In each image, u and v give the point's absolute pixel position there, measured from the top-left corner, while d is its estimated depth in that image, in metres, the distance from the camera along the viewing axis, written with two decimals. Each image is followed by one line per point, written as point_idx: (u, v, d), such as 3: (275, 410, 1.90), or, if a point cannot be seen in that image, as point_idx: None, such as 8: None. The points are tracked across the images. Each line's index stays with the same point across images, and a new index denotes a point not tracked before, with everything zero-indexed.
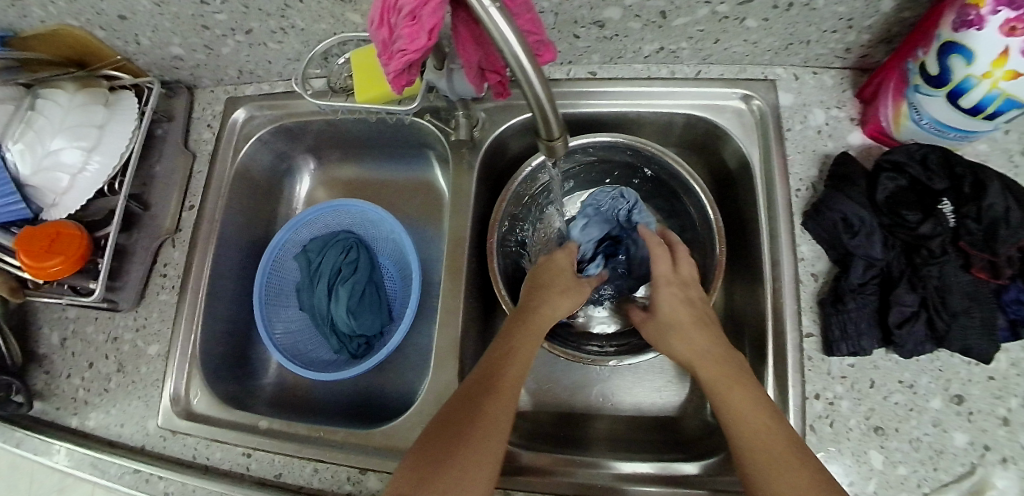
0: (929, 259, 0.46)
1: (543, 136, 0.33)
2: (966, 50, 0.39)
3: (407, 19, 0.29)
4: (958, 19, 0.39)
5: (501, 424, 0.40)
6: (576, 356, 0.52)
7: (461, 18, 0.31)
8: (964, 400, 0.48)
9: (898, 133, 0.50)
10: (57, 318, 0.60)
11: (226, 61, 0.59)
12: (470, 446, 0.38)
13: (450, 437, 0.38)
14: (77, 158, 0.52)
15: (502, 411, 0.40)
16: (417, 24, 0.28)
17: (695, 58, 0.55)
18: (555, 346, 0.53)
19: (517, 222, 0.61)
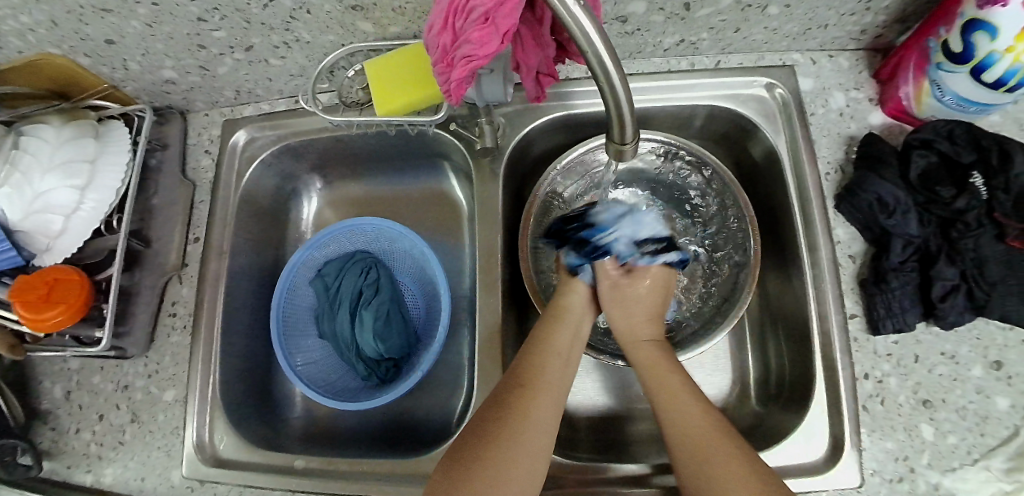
0: (965, 231, 0.46)
1: (616, 142, 0.32)
2: (990, 27, 0.39)
3: (479, 21, 0.28)
4: None
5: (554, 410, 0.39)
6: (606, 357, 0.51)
7: (525, 17, 0.32)
8: (1003, 365, 0.48)
9: (920, 111, 0.50)
10: (59, 370, 0.56)
11: (222, 82, 0.56)
12: (526, 429, 0.37)
13: (508, 417, 0.37)
14: (70, 198, 0.48)
15: (557, 382, 0.41)
16: (489, 26, 0.28)
17: (714, 49, 0.55)
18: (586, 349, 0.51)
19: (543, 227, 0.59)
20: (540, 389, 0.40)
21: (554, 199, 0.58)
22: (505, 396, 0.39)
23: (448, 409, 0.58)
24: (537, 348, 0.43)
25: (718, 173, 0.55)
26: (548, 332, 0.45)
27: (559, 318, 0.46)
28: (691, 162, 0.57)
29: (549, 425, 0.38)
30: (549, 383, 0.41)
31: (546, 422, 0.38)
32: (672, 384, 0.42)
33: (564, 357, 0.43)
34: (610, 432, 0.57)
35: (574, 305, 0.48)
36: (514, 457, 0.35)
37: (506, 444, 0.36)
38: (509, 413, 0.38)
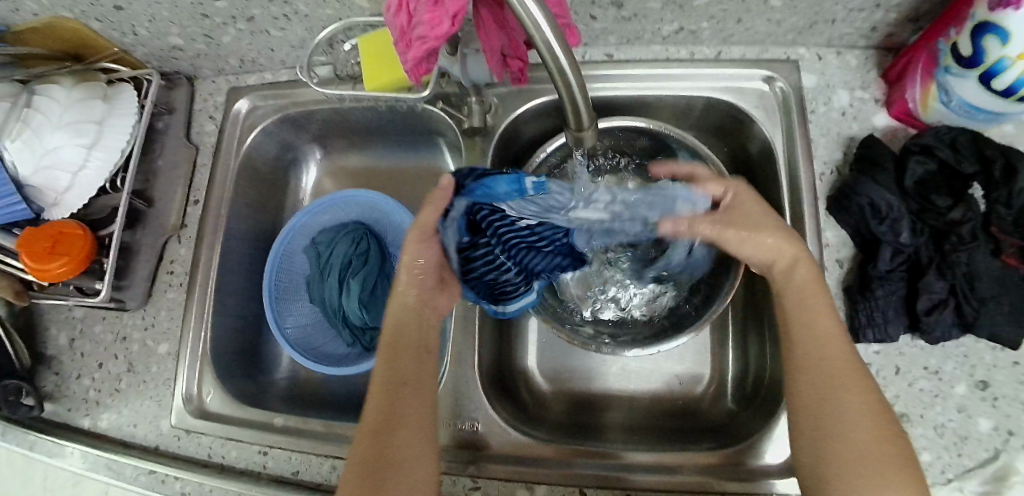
0: (958, 244, 0.44)
1: (571, 126, 0.33)
2: (1002, 31, 0.37)
3: (429, 5, 0.30)
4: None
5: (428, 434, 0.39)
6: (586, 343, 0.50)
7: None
8: (989, 385, 0.47)
9: (926, 115, 0.49)
10: (65, 318, 0.59)
11: (227, 50, 0.57)
12: (403, 447, 0.37)
13: (384, 459, 0.36)
14: (78, 155, 0.50)
15: (420, 408, 0.39)
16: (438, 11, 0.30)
17: (716, 39, 0.54)
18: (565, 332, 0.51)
19: None
20: (404, 424, 0.38)
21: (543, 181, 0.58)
22: (374, 446, 0.37)
23: None
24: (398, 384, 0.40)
25: (709, 165, 0.54)
26: (391, 366, 0.41)
27: (394, 345, 0.42)
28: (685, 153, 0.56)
29: (426, 449, 0.38)
30: (412, 411, 0.39)
31: (425, 456, 0.37)
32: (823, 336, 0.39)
33: (415, 383, 0.40)
34: (588, 416, 0.58)
35: (407, 321, 0.43)
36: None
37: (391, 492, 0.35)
38: (376, 468, 0.36)
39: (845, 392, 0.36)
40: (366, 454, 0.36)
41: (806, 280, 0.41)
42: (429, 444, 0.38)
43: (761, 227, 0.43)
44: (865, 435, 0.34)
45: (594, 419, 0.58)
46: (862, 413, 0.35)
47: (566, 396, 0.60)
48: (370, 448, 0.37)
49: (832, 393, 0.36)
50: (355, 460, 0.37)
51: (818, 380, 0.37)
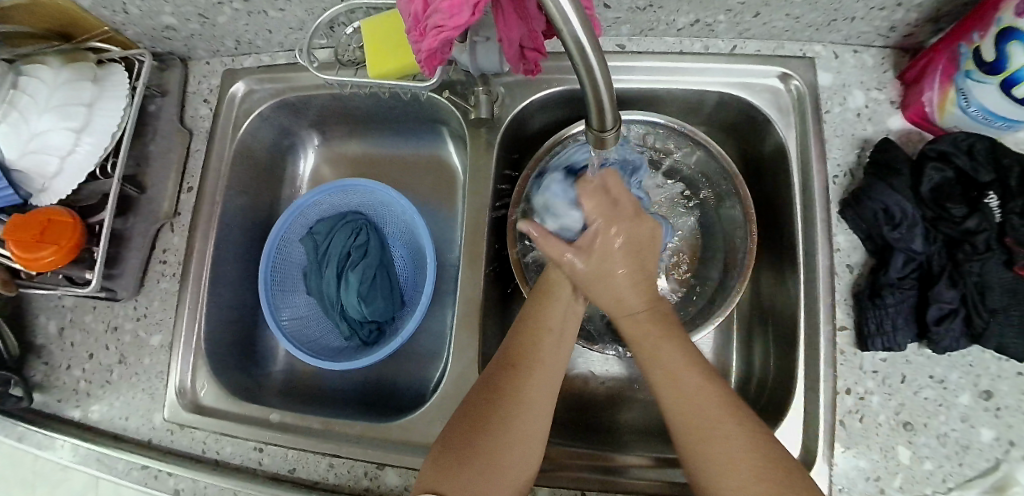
0: (972, 255, 0.43)
1: (594, 127, 0.31)
2: None
3: None
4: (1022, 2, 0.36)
5: (547, 391, 0.39)
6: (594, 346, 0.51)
7: None
8: (993, 395, 0.47)
9: (942, 120, 0.48)
10: (54, 307, 0.57)
11: (223, 31, 0.55)
12: (516, 421, 0.37)
13: (491, 418, 0.37)
14: (66, 139, 0.48)
15: (550, 363, 0.40)
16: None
17: (731, 32, 0.52)
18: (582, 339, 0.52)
19: None
20: (533, 374, 0.39)
21: None
22: (498, 382, 0.39)
23: (427, 379, 0.58)
24: (530, 330, 0.41)
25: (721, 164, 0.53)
26: (543, 309, 0.42)
27: (551, 293, 0.44)
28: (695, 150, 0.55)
29: (539, 406, 0.38)
30: (542, 363, 0.40)
31: (540, 406, 0.38)
32: (680, 387, 0.37)
33: (557, 336, 0.41)
34: (587, 416, 0.57)
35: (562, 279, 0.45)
36: (506, 448, 0.36)
37: (498, 434, 0.36)
38: (493, 403, 0.38)
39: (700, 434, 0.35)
40: (483, 390, 0.39)
41: (636, 327, 0.40)
42: (546, 401, 0.39)
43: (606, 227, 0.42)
44: (727, 472, 0.33)
45: (595, 420, 0.57)
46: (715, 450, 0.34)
47: (566, 395, 0.59)
48: (488, 388, 0.39)
49: (698, 439, 0.35)
50: (472, 396, 0.39)
51: (683, 425, 0.36)
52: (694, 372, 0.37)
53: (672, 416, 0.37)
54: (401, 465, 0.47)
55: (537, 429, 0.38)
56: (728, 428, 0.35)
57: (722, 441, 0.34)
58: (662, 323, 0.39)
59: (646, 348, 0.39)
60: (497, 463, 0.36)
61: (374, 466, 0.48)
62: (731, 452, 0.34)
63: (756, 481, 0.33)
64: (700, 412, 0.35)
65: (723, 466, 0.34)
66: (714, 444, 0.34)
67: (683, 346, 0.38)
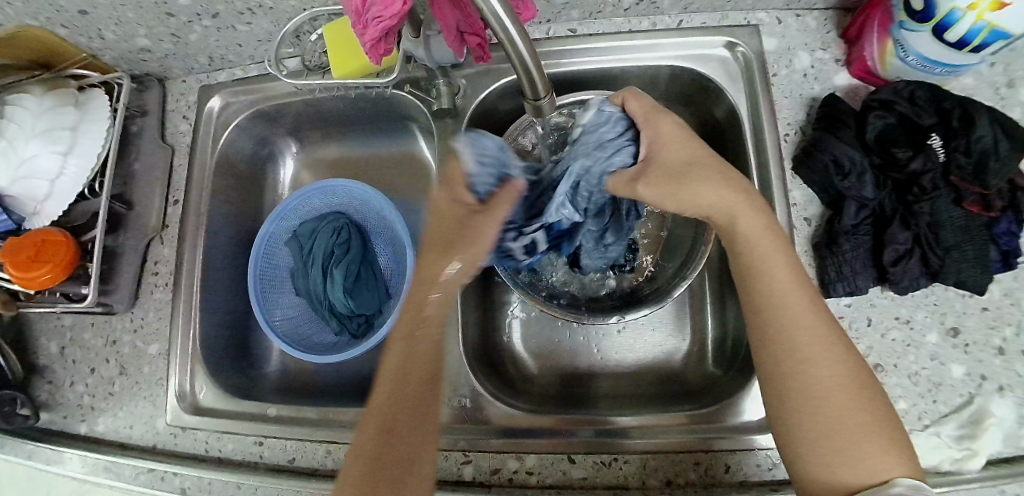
0: (921, 195, 0.45)
1: (529, 95, 0.34)
2: None
3: None
4: None
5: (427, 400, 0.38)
6: (576, 317, 0.52)
7: None
8: (960, 332, 0.49)
9: (884, 71, 0.50)
10: (53, 327, 0.60)
11: (195, 49, 0.58)
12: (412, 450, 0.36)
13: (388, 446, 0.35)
14: (54, 163, 0.51)
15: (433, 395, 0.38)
16: None
17: (676, 7, 0.55)
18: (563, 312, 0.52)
19: None
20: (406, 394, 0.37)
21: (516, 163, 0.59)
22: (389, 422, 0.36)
23: None
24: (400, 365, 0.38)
25: None
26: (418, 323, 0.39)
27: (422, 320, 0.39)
28: None
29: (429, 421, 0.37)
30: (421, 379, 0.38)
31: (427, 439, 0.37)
32: (795, 297, 0.38)
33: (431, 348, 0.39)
34: (576, 387, 0.59)
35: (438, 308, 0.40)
36: (410, 476, 0.35)
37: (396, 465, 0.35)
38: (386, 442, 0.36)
39: (811, 344, 0.36)
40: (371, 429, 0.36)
41: (755, 239, 0.40)
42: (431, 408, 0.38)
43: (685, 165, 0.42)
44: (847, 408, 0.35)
45: (583, 390, 0.59)
46: (825, 384, 0.35)
47: (554, 370, 0.61)
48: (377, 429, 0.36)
49: (813, 348, 0.36)
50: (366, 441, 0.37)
51: (800, 330, 0.37)
52: (807, 294, 0.38)
53: (787, 324, 0.37)
54: None
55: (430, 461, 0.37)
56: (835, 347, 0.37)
57: (830, 357, 0.36)
58: (778, 244, 0.40)
59: (752, 260, 0.40)
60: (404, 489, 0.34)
61: None
62: (828, 369, 0.36)
63: (841, 393, 0.35)
64: (813, 329, 0.37)
65: (824, 378, 0.35)
66: (819, 355, 0.36)
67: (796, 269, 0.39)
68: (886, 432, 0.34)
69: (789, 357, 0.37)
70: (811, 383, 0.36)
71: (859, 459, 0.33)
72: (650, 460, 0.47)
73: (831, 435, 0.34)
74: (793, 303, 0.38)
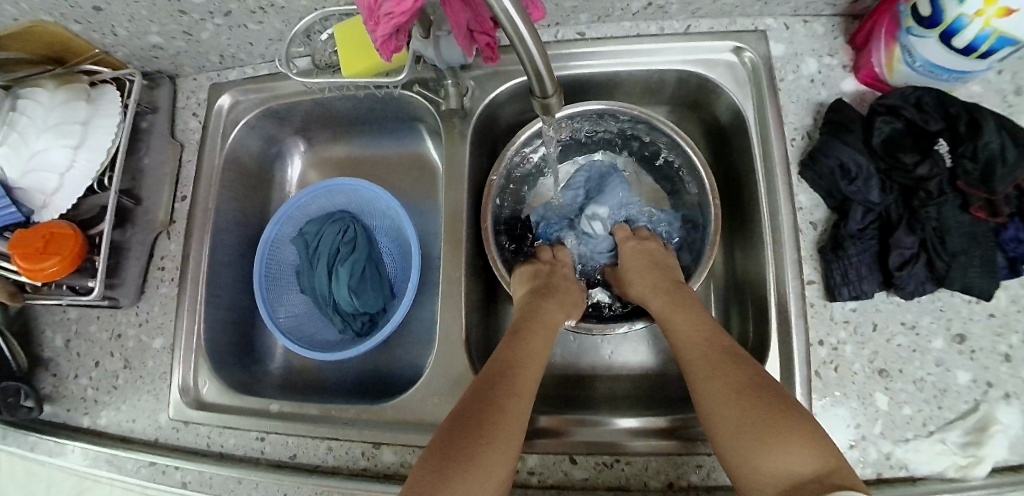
0: (927, 200, 0.45)
1: (537, 95, 0.34)
2: None
3: None
4: None
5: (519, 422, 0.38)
6: (588, 328, 0.53)
7: None
8: (966, 338, 0.48)
9: (891, 78, 0.50)
10: (59, 320, 0.60)
11: (207, 47, 0.58)
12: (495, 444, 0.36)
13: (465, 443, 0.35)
14: (64, 156, 0.51)
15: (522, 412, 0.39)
16: None
17: (684, 13, 0.55)
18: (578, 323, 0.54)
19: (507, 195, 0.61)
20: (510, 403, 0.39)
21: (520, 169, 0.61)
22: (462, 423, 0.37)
23: (420, 365, 0.60)
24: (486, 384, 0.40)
25: (681, 143, 0.56)
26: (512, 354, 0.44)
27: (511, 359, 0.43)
28: (659, 134, 0.58)
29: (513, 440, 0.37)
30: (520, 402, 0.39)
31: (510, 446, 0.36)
32: (693, 333, 0.46)
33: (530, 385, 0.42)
34: (577, 388, 0.59)
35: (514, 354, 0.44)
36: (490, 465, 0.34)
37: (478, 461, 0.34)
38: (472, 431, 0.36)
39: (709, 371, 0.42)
40: (460, 417, 0.37)
41: (663, 303, 0.50)
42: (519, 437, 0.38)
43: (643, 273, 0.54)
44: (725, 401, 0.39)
45: (584, 391, 0.59)
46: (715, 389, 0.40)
47: (557, 371, 0.60)
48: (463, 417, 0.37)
49: (710, 372, 0.41)
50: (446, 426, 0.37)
51: (699, 362, 0.43)
52: (704, 332, 0.45)
53: (688, 362, 0.44)
54: (397, 442, 0.49)
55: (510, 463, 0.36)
56: (731, 366, 0.41)
57: (722, 376, 0.40)
58: (678, 300, 0.50)
59: (669, 319, 0.48)
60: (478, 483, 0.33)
61: (371, 445, 0.50)
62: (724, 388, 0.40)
63: (738, 403, 0.38)
64: (709, 356, 0.43)
65: (718, 395, 0.40)
66: (712, 379, 0.41)
67: (693, 316, 0.48)
68: (793, 427, 0.35)
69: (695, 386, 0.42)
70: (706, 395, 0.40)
71: (770, 459, 0.34)
72: (654, 464, 0.47)
73: (741, 447, 0.36)
74: (691, 344, 0.45)
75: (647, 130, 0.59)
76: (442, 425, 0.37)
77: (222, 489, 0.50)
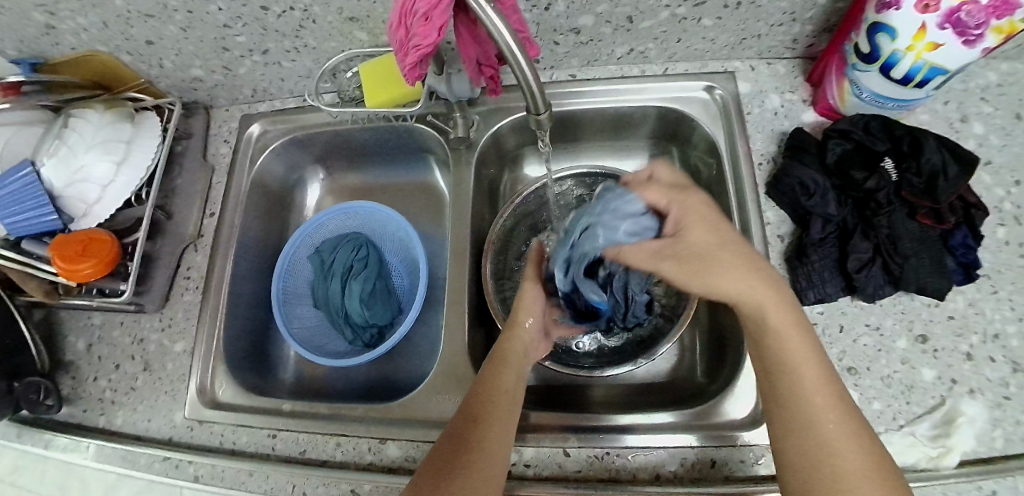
0: (878, 209, 0.52)
1: (531, 111, 0.41)
2: (890, 29, 0.46)
3: (421, 20, 0.37)
4: (880, 3, 0.46)
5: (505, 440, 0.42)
6: (572, 369, 0.57)
7: (463, 19, 0.40)
8: (928, 338, 0.53)
9: (845, 108, 0.58)
10: (84, 326, 0.64)
11: (243, 81, 0.66)
12: (477, 457, 0.40)
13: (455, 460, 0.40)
14: (108, 172, 0.57)
15: (503, 418, 0.43)
16: (428, 23, 0.37)
17: (661, 58, 0.63)
18: (561, 365, 0.57)
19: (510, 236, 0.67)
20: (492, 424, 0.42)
21: (522, 214, 0.67)
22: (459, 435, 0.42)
23: (423, 371, 0.64)
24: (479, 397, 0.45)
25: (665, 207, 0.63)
26: (495, 372, 0.47)
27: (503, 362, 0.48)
28: None
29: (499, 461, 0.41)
30: (498, 416, 0.43)
31: (497, 448, 0.41)
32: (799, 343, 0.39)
33: (510, 394, 0.45)
34: (573, 396, 0.62)
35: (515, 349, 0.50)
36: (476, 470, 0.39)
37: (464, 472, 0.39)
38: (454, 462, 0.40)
39: (822, 403, 0.37)
40: (450, 435, 0.42)
41: (782, 320, 0.39)
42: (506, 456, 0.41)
43: (703, 240, 0.39)
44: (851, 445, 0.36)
45: (578, 398, 0.62)
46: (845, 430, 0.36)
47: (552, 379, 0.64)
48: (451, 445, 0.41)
49: (828, 412, 0.37)
50: (430, 457, 0.41)
51: (817, 395, 0.37)
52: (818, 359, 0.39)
53: (791, 383, 0.38)
54: (401, 437, 0.52)
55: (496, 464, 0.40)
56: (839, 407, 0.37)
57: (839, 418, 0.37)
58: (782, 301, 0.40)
59: (762, 326, 0.39)
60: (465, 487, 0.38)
61: (377, 441, 0.52)
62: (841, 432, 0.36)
63: (860, 453, 0.35)
64: (818, 386, 0.38)
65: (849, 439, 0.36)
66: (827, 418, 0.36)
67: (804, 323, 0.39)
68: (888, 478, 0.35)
69: (795, 410, 0.37)
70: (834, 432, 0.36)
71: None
72: (644, 458, 0.49)
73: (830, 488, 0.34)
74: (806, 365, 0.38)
75: None
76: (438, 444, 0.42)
77: (232, 482, 0.52)
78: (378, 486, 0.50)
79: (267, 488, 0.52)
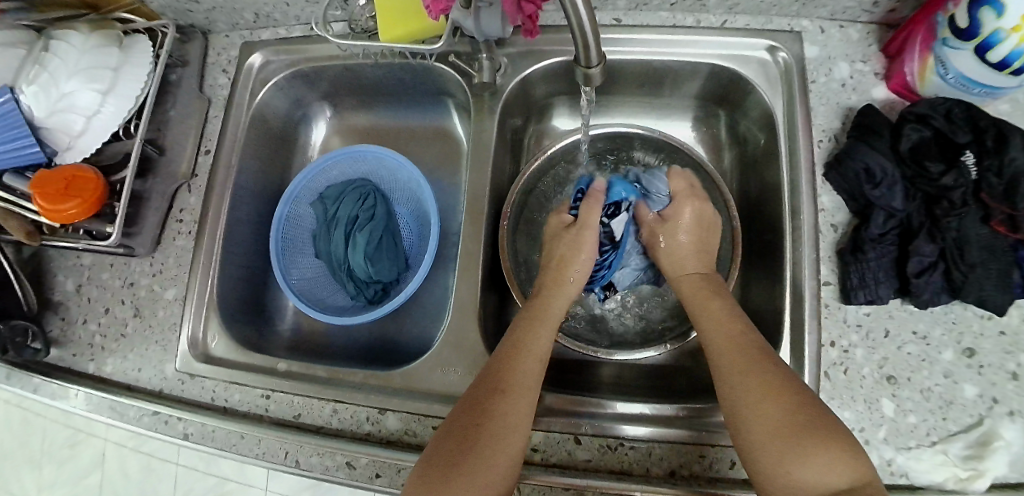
0: (950, 210, 0.46)
1: (581, 63, 0.34)
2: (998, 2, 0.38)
3: None
4: None
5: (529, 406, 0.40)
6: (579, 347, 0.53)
7: None
8: (976, 353, 0.48)
9: (922, 88, 0.50)
10: (72, 265, 0.60)
11: (243, 4, 0.58)
12: (501, 434, 0.37)
13: (472, 439, 0.37)
14: (91, 100, 0.51)
15: (530, 385, 0.41)
16: None
17: (722, 7, 0.55)
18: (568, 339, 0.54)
19: (529, 195, 0.62)
20: (518, 389, 0.40)
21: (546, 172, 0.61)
22: (482, 399, 0.39)
23: (426, 337, 0.61)
24: (510, 352, 0.43)
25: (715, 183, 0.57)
26: (527, 333, 0.45)
27: (539, 321, 0.46)
28: (688, 160, 0.59)
29: (521, 426, 0.39)
30: (525, 385, 0.41)
31: (522, 425, 0.39)
32: (727, 326, 0.43)
33: (540, 357, 0.43)
34: (580, 373, 0.59)
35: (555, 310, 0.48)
36: (497, 452, 0.37)
37: (480, 449, 0.36)
38: (480, 421, 0.38)
39: (738, 381, 0.39)
40: (468, 408, 0.39)
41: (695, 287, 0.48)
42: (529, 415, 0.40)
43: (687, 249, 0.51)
44: (763, 413, 0.36)
45: (585, 376, 0.58)
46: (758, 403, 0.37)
47: (561, 356, 0.60)
48: (478, 404, 0.39)
49: (734, 376, 0.39)
50: (457, 412, 0.39)
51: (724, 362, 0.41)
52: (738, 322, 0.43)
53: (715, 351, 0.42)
54: (402, 409, 0.49)
55: (519, 444, 0.38)
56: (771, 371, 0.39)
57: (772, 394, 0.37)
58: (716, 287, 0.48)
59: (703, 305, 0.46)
60: (479, 475, 0.35)
61: (376, 411, 0.49)
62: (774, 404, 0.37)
63: (782, 416, 0.36)
64: (746, 352, 0.40)
65: (766, 413, 0.36)
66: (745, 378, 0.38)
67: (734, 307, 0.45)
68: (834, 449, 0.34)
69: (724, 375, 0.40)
70: (742, 400, 0.38)
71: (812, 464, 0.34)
72: (658, 452, 0.47)
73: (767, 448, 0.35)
74: (727, 347, 0.41)
75: (675, 152, 0.60)
76: (448, 418, 0.39)
77: (223, 443, 0.50)
78: (374, 460, 0.47)
79: (258, 452, 0.50)
